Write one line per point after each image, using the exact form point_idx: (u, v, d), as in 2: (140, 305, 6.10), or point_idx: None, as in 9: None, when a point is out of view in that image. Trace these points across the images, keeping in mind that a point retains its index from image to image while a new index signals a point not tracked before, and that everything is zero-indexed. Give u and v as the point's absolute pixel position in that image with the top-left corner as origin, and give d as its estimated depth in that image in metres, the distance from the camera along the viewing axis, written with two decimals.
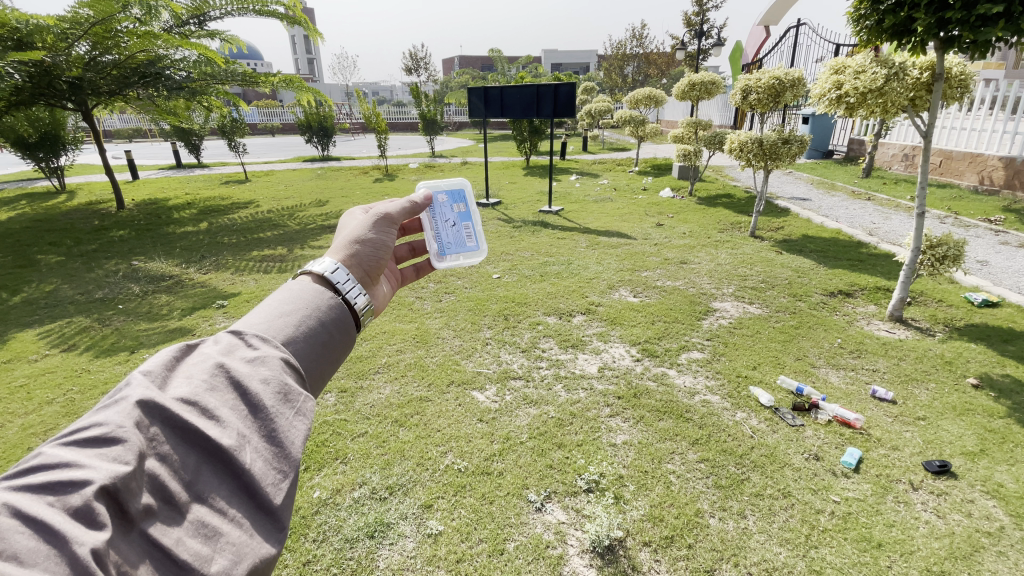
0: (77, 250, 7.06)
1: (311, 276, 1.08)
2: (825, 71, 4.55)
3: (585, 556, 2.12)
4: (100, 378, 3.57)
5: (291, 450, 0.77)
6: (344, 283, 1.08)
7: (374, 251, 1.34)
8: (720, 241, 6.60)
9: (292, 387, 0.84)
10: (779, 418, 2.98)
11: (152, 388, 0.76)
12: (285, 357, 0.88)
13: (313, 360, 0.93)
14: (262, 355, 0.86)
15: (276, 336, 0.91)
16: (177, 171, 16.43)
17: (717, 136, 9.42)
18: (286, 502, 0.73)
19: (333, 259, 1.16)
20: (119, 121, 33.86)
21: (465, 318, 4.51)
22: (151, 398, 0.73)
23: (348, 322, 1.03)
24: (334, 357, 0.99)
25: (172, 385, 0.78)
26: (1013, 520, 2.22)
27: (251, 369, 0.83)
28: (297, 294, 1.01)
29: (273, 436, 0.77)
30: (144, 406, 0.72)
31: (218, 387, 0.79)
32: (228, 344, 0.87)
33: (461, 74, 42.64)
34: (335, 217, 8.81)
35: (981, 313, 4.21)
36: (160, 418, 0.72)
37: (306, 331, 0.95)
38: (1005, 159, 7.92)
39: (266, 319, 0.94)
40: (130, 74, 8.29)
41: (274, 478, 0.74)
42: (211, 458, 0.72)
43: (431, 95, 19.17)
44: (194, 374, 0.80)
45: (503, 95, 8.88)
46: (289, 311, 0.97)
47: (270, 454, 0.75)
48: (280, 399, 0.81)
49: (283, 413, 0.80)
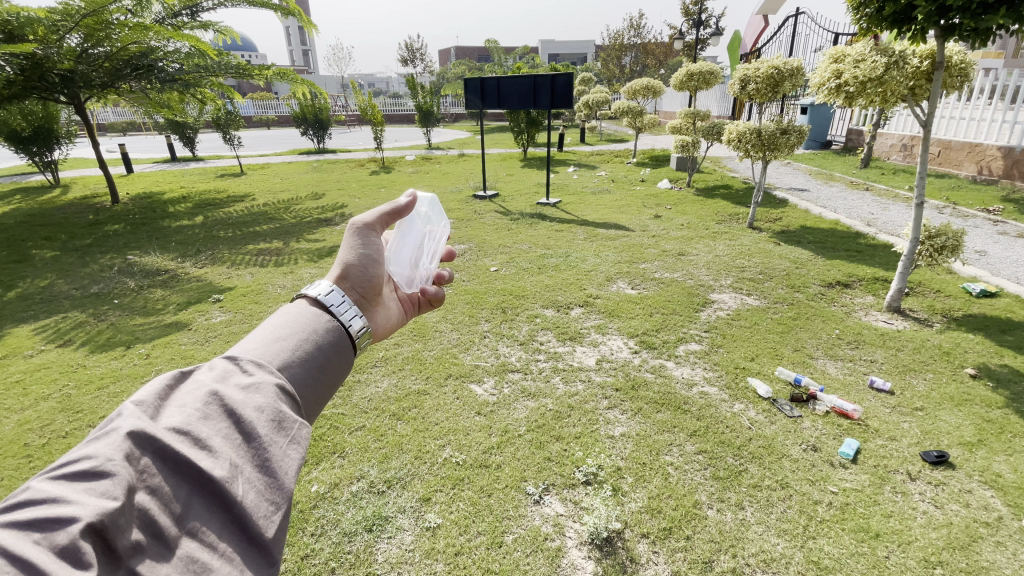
0: (71, 244, 7.01)
1: (307, 299, 1.07)
2: (824, 60, 4.50)
3: (583, 548, 2.11)
4: (96, 373, 3.55)
5: (284, 481, 0.75)
6: (340, 305, 1.07)
7: (363, 269, 1.31)
8: (718, 232, 6.59)
9: (286, 415, 0.82)
10: (778, 409, 2.98)
11: (145, 417, 0.73)
12: (280, 382, 0.86)
13: (309, 385, 0.92)
14: (257, 380, 0.84)
15: (271, 360, 0.90)
16: (172, 164, 16.32)
17: (715, 127, 9.37)
18: (278, 535, 0.71)
19: (328, 282, 1.14)
20: (112, 113, 33.58)
21: (463, 311, 4.49)
22: (142, 428, 0.70)
23: (345, 345, 1.02)
24: (331, 382, 0.98)
25: (164, 415, 0.75)
26: (1011, 509, 2.23)
27: (246, 396, 0.81)
28: (295, 317, 1.00)
29: (266, 465, 0.75)
30: (135, 438, 0.69)
31: (212, 415, 0.77)
32: (223, 370, 0.85)
33: (458, 65, 42.28)
34: (332, 210, 8.75)
35: (978, 304, 4.21)
36: (152, 448, 0.69)
37: (303, 355, 0.94)
38: (1004, 148, 7.89)
39: (263, 343, 0.93)
40: (122, 66, 8.20)
41: (266, 510, 0.72)
42: (203, 490, 0.69)
43: (427, 86, 19.01)
44: (187, 403, 0.77)
45: (500, 86, 8.82)
46: (286, 335, 0.96)
47: (263, 485, 0.73)
48: (275, 427, 0.79)
49: (277, 442, 0.78)
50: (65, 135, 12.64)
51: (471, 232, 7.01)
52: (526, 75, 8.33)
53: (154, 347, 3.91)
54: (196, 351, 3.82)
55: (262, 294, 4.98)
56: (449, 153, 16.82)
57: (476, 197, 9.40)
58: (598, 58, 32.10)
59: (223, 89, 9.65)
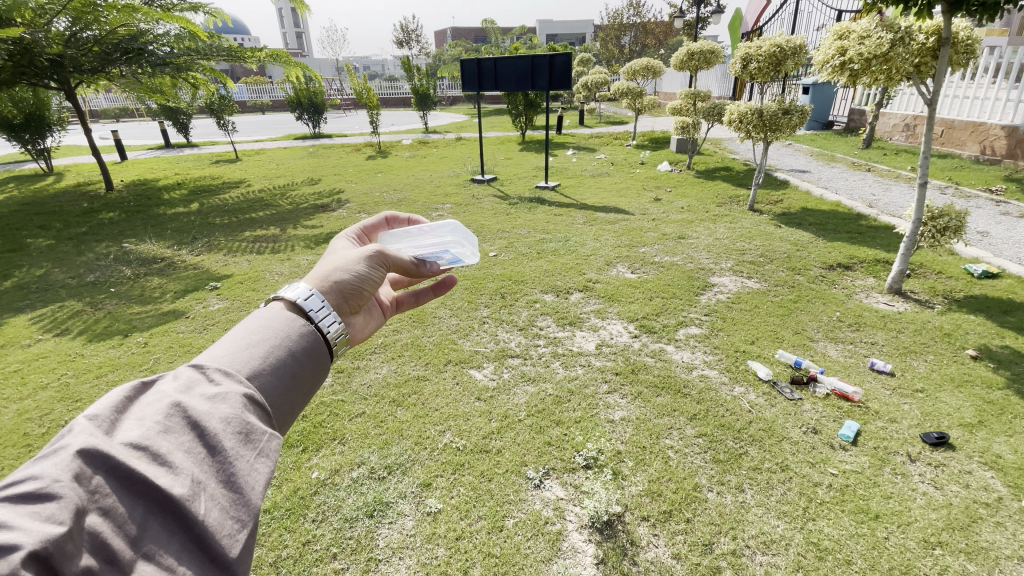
0: (66, 233, 6.96)
1: (283, 302, 1.04)
2: (827, 37, 4.40)
3: (584, 531, 2.12)
4: (95, 362, 3.54)
5: (251, 497, 0.73)
6: (319, 310, 1.03)
7: (358, 283, 1.25)
8: (718, 215, 6.54)
9: (254, 427, 0.80)
10: (778, 392, 2.98)
11: (99, 434, 0.71)
12: (248, 392, 0.83)
13: (282, 394, 0.89)
14: (223, 391, 0.82)
15: (240, 368, 0.87)
16: (166, 151, 16.15)
17: (716, 108, 9.21)
18: (243, 554, 0.69)
19: (308, 284, 1.11)
20: (104, 98, 33.29)
21: (462, 296, 4.47)
22: (95, 445, 0.68)
23: (322, 349, 0.99)
24: (305, 389, 0.95)
25: (121, 430, 0.73)
26: (1011, 490, 2.24)
27: (211, 407, 0.79)
28: (267, 322, 0.97)
29: (231, 481, 0.73)
30: (86, 455, 0.67)
31: (174, 428, 0.75)
32: (188, 380, 0.83)
33: (453, 47, 41.76)
34: (328, 195, 8.68)
35: (980, 285, 4.18)
36: (104, 467, 0.67)
37: (275, 362, 0.91)
38: (1007, 128, 7.79)
39: (231, 351, 0.90)
40: (112, 49, 8.00)
41: (231, 529, 0.69)
42: (161, 509, 0.66)
43: (423, 69, 18.70)
44: (147, 417, 0.75)
45: (497, 68, 8.68)
46: (256, 342, 0.93)
47: (227, 502, 0.71)
48: (241, 440, 0.77)
49: (243, 456, 0.76)
50: (56, 121, 12.47)
51: (469, 217, 6.94)
52: (523, 56, 8.19)
53: (153, 336, 3.89)
54: (194, 339, 3.80)
55: (259, 281, 4.95)
56: (445, 136, 16.62)
57: (473, 181, 9.32)
58: (597, 38, 31.56)
59: (215, 73, 9.48)
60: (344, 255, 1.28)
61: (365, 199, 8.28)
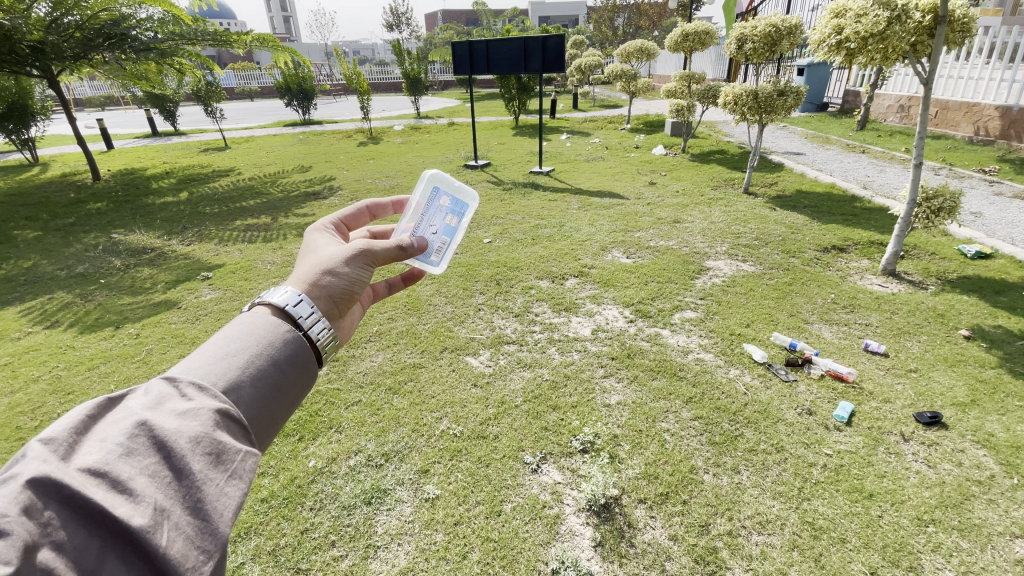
0: (54, 224, 6.84)
1: (269, 307, 1.02)
2: (824, 14, 4.31)
3: (582, 514, 2.13)
4: (86, 354, 3.50)
5: (219, 526, 0.71)
6: (308, 316, 1.02)
7: (347, 284, 1.23)
8: (714, 199, 6.51)
9: (226, 446, 0.77)
10: (772, 373, 3.00)
11: (54, 460, 0.67)
12: (222, 408, 0.81)
13: (260, 407, 0.87)
14: (195, 407, 0.78)
15: (215, 382, 0.84)
16: (153, 139, 15.90)
17: (712, 90, 9.05)
18: None
19: (292, 287, 1.08)
20: (86, 85, 32.74)
21: (457, 284, 4.43)
22: (48, 473, 0.64)
23: (308, 358, 0.98)
24: (285, 401, 0.93)
25: (78, 454, 0.70)
26: (1003, 468, 2.26)
27: (181, 424, 0.76)
28: (247, 330, 0.94)
29: (199, 507, 0.71)
30: (38, 484, 0.62)
31: (137, 450, 0.71)
32: (159, 394, 0.80)
33: (447, 28, 41.13)
34: (320, 183, 8.60)
35: (973, 266, 4.20)
36: (57, 497, 0.63)
37: (255, 373, 0.89)
38: (1001, 108, 7.75)
39: (207, 362, 0.87)
40: (94, 35, 7.73)
41: (196, 560, 0.67)
42: (118, 541, 0.62)
43: (414, 52, 18.37)
44: (109, 437, 0.72)
45: (490, 50, 8.44)
46: (235, 352, 0.90)
47: (193, 530, 0.69)
48: (212, 462, 0.74)
49: (213, 479, 0.73)
50: (40, 111, 12.20)
51: None
52: (515, 38, 8.04)
53: (144, 327, 3.85)
54: (186, 330, 3.77)
55: (251, 270, 4.90)
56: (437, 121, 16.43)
57: (466, 167, 9.25)
58: (592, 21, 31.17)
59: (201, 58, 9.18)
60: (329, 254, 1.25)
61: (357, 186, 8.16)
